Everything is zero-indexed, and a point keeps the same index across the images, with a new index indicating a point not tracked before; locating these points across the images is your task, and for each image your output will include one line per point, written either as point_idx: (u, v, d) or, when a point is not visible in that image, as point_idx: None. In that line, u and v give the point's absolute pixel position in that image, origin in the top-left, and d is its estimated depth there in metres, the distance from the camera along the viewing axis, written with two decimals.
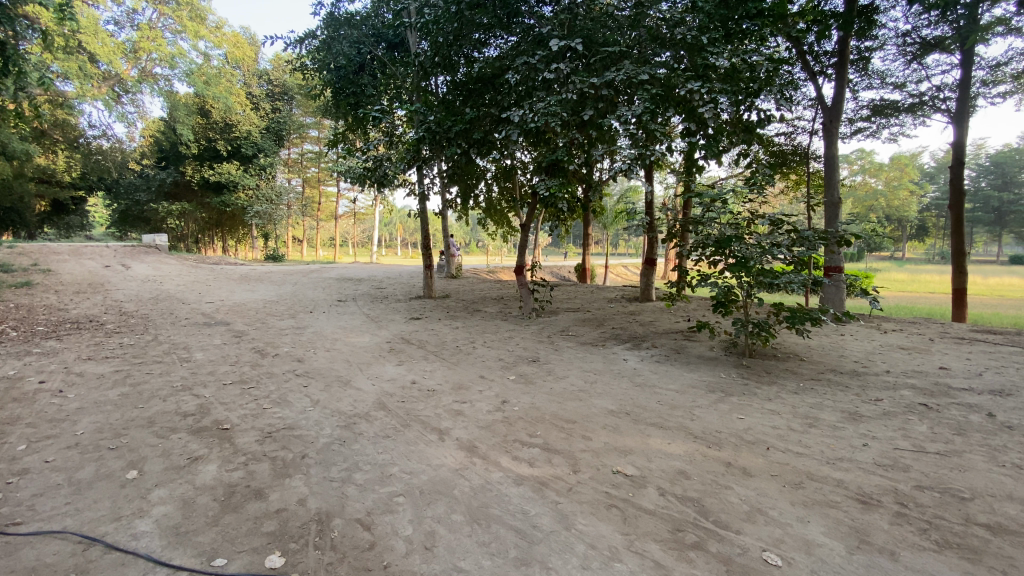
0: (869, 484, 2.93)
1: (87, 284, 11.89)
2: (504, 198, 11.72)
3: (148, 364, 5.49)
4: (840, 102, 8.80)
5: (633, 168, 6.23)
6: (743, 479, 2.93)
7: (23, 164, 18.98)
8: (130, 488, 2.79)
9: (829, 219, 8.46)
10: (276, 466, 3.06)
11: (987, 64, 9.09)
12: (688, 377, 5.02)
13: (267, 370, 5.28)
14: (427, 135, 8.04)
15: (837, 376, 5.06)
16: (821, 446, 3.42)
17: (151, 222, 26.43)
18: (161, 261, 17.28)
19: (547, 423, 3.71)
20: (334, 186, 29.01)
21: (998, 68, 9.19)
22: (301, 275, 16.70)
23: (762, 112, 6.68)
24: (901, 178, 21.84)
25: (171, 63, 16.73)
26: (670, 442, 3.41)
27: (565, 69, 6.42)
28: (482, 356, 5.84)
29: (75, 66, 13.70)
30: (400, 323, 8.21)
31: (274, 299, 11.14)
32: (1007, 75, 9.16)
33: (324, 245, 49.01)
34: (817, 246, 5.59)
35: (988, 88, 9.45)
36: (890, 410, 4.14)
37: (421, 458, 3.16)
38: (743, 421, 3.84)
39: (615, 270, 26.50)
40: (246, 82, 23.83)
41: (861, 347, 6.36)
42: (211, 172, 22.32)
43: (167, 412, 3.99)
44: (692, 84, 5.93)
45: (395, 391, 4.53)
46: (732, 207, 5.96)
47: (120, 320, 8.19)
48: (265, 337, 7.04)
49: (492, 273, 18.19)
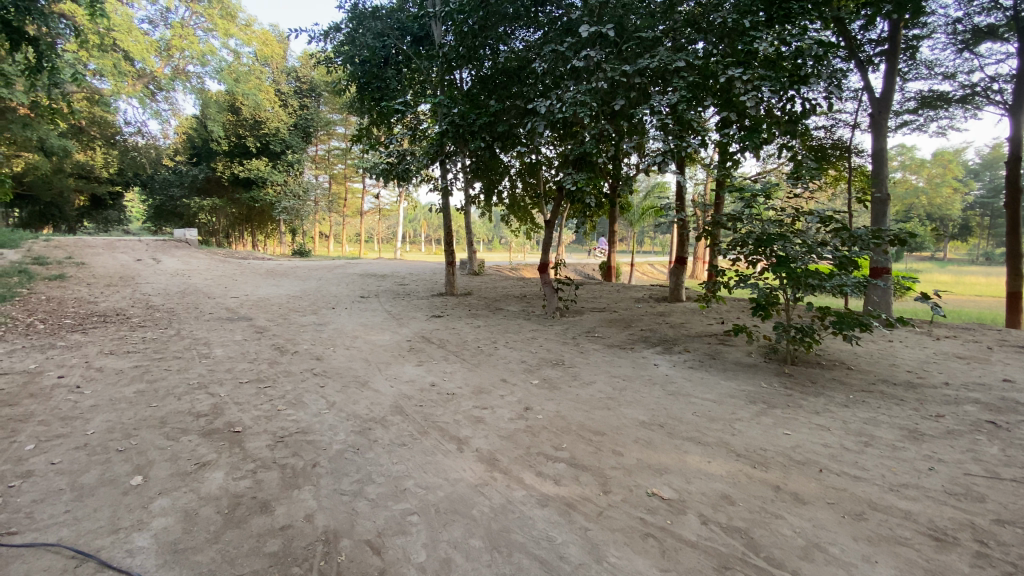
0: (941, 516, 2.57)
1: (118, 278, 12.08)
2: (528, 193, 11.44)
3: (167, 359, 5.42)
4: (889, 93, 8.22)
5: (667, 161, 5.89)
6: (796, 506, 2.62)
7: (63, 160, 19.57)
8: (132, 496, 2.64)
9: (875, 218, 7.98)
10: (286, 475, 2.89)
11: None
12: (724, 385, 4.68)
13: (285, 368, 5.15)
14: (451, 129, 7.80)
15: (890, 388, 4.64)
16: (880, 469, 3.07)
17: (184, 216, 27.05)
18: (191, 255, 17.59)
19: (573, 435, 3.45)
20: (359, 182, 29.15)
21: None
22: (325, 270, 16.72)
23: (807, 101, 6.22)
24: (944, 176, 20.39)
25: (202, 61, 16.97)
26: (709, 460, 3.12)
27: (596, 57, 6.07)
28: (505, 358, 5.60)
29: (111, 63, 13.98)
30: (421, 321, 8.03)
31: (297, 294, 11.14)
32: None
33: (349, 241, 49.63)
34: (869, 247, 5.17)
35: None
36: (955, 429, 3.73)
37: (437, 470, 2.93)
38: (791, 438, 3.50)
39: (641, 269, 26.04)
40: (275, 79, 24.15)
41: (913, 355, 5.89)
42: (241, 168, 22.65)
43: (180, 412, 3.86)
44: (733, 71, 5.52)
45: (413, 394, 4.33)
46: (774, 203, 5.56)
47: (146, 314, 8.22)
48: (285, 333, 6.95)
49: (515, 270, 17.91)
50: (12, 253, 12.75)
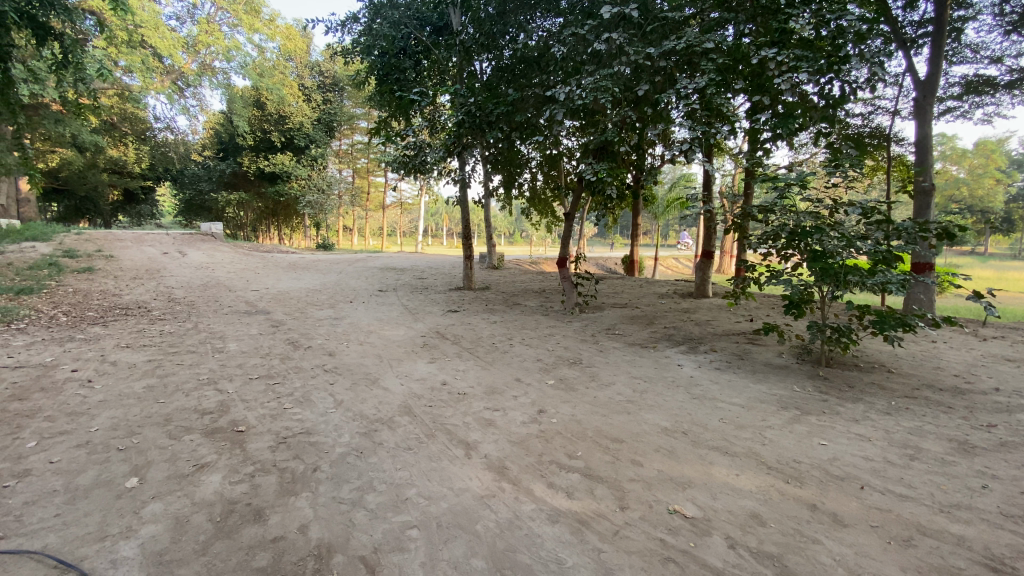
0: (1003, 542, 2.27)
1: (145, 271, 12.32)
2: (548, 186, 11.18)
3: (181, 353, 5.39)
4: (935, 76, 7.67)
5: (693, 149, 5.58)
6: (834, 529, 2.36)
7: (96, 156, 20.11)
8: (125, 501, 2.54)
9: (918, 209, 7.52)
10: (284, 480, 2.75)
11: None
12: (753, 389, 4.39)
13: (296, 364, 5.05)
14: (467, 119, 7.60)
15: (936, 395, 4.28)
16: (930, 487, 2.77)
17: (212, 210, 27.61)
18: (216, 248, 17.87)
19: (589, 442, 3.23)
20: (381, 175, 29.21)
21: None
22: (346, 264, 16.76)
23: (847, 84, 5.80)
24: (987, 167, 18.72)
25: (228, 56, 17.00)
26: (736, 473, 2.87)
27: (618, 39, 5.77)
28: (520, 356, 5.40)
29: (140, 60, 14.23)
30: (437, 316, 7.89)
31: (316, 288, 11.14)
32: None
33: (372, 235, 50.06)
34: (916, 242, 4.80)
35: None
36: (1012, 440, 3.37)
37: (442, 478, 2.75)
38: (827, 450, 3.21)
39: (665, 264, 25.45)
40: (299, 74, 24.32)
41: (959, 358, 5.46)
42: (267, 163, 22.92)
43: (186, 409, 3.79)
44: (766, 52, 5.16)
45: (424, 393, 4.17)
46: (809, 192, 5.21)
47: (166, 307, 8.29)
48: (301, 328, 6.89)
49: (535, 265, 17.65)
50: (45, 246, 13.11)
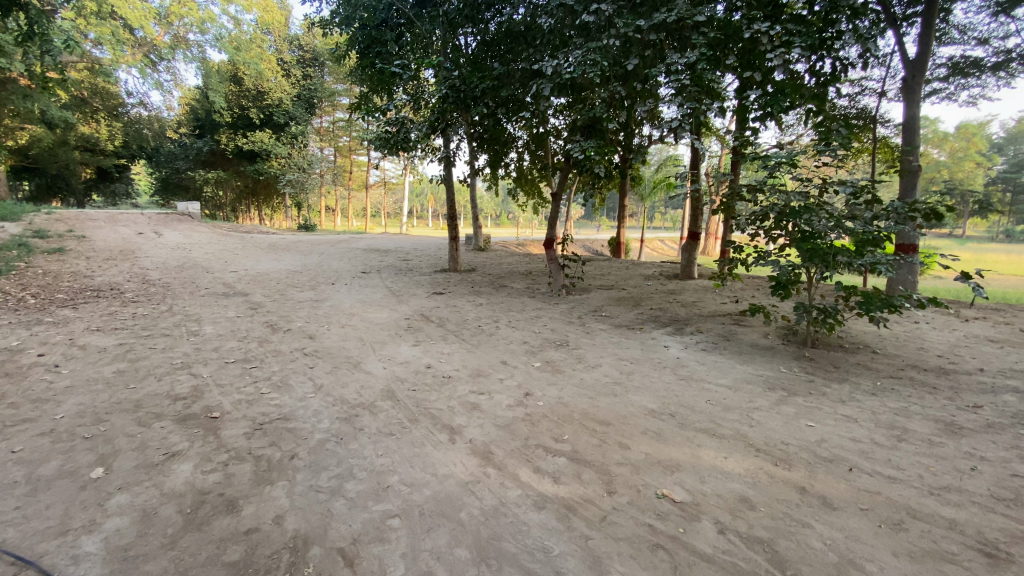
0: (990, 525, 2.27)
1: (119, 252, 11.90)
2: (535, 166, 10.99)
3: (155, 337, 5.19)
4: (925, 56, 7.61)
5: (683, 126, 5.45)
6: (823, 513, 2.33)
7: (66, 133, 19.30)
8: (90, 493, 2.41)
9: (903, 189, 7.56)
10: (259, 469, 2.64)
11: None
12: (740, 370, 4.37)
13: (275, 347, 4.89)
14: (451, 94, 7.36)
15: (920, 375, 4.30)
16: (918, 469, 2.76)
17: (189, 189, 26.79)
18: (193, 229, 17.33)
19: (576, 425, 3.16)
20: (364, 154, 28.55)
21: None
22: (329, 245, 16.42)
23: (838, 62, 5.70)
24: (967, 150, 18.87)
25: (202, 28, 16.18)
26: (725, 456, 2.83)
27: (607, 10, 5.55)
28: (506, 338, 5.30)
29: (109, 32, 13.64)
30: (422, 298, 7.74)
31: (297, 269, 10.88)
32: None
33: (355, 215, 49.21)
34: (904, 223, 4.76)
35: None
36: (996, 421, 3.39)
37: (425, 465, 2.66)
38: (815, 432, 3.19)
39: (651, 246, 25.47)
40: (277, 48, 23.46)
41: (942, 339, 5.51)
42: (245, 141, 22.22)
43: (157, 395, 3.63)
44: (759, 25, 5.00)
45: (407, 377, 4.06)
46: (799, 171, 5.15)
47: (140, 289, 8.00)
48: (280, 310, 6.70)
49: (522, 246, 17.49)
50: (12, 227, 12.59)
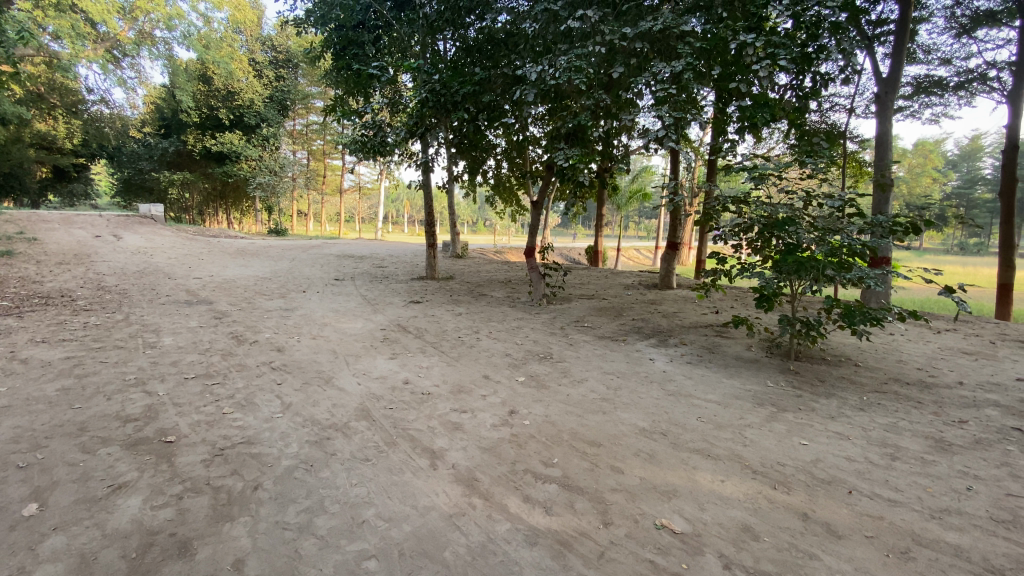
0: (997, 551, 2.19)
1: (73, 255, 11.22)
2: (514, 174, 10.87)
3: (106, 350, 4.79)
4: (897, 74, 7.80)
5: (669, 136, 5.38)
6: (829, 542, 2.21)
7: (19, 129, 18.27)
8: (18, 535, 2.11)
9: (877, 203, 7.73)
10: (218, 503, 2.37)
11: None
12: (727, 384, 4.28)
13: (239, 361, 4.57)
14: (430, 98, 7.16)
15: (904, 389, 4.29)
16: (916, 490, 2.68)
17: (153, 191, 25.75)
18: (156, 232, 16.58)
19: (565, 446, 2.99)
20: (338, 158, 28.00)
21: None
22: (300, 251, 15.93)
23: (819, 76, 5.74)
24: (925, 165, 19.76)
25: (169, 25, 15.50)
26: (722, 479, 2.70)
27: (593, 17, 5.46)
28: (488, 351, 5.10)
29: (67, 25, 12.88)
30: (398, 307, 7.46)
31: (267, 276, 10.43)
32: None
33: (328, 220, 48.30)
34: (888, 237, 4.75)
35: None
36: (984, 437, 3.36)
37: (404, 495, 2.44)
38: (809, 450, 3.09)
39: (627, 255, 25.70)
40: (249, 48, 22.83)
41: (919, 351, 5.57)
42: (213, 142, 21.46)
43: (105, 416, 3.30)
44: (745, 36, 4.96)
45: (383, 394, 3.82)
46: (784, 183, 5.12)
47: (94, 296, 7.49)
48: (247, 320, 6.34)
49: (499, 254, 17.35)
50: None
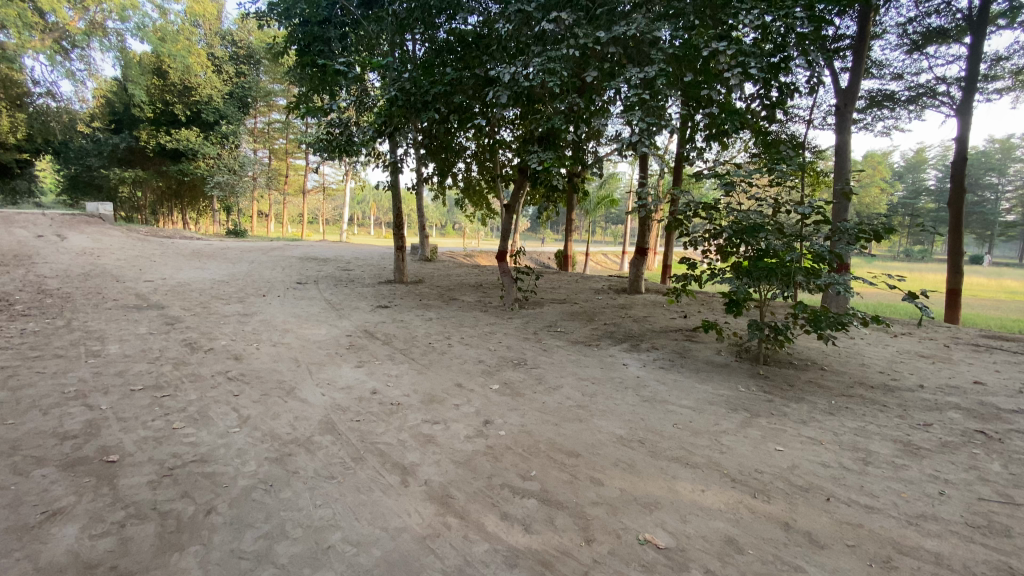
0: (975, 557, 2.20)
1: (10, 256, 10.42)
2: (484, 177, 10.76)
3: (43, 359, 4.39)
4: (856, 85, 8.10)
5: (642, 142, 5.36)
6: (813, 552, 2.18)
7: None
8: None
9: (836, 212, 7.99)
10: (166, 530, 2.15)
11: (989, 56, 8.69)
12: (700, 389, 4.28)
13: (193, 370, 4.27)
14: (400, 97, 6.97)
15: (869, 393, 4.38)
16: (890, 496, 2.70)
17: (102, 188, 24.37)
18: (105, 232, 15.64)
19: (542, 458, 2.88)
20: (302, 158, 27.23)
21: (998, 62, 8.85)
22: (261, 253, 15.33)
23: (784, 84, 5.87)
24: (875, 175, 20.68)
25: (123, 16, 14.57)
26: (703, 489, 2.65)
27: (567, 19, 5.43)
28: (459, 357, 4.95)
29: (16, 15, 12.14)
30: (365, 312, 7.21)
31: (225, 279, 9.93)
32: (1005, 70, 8.84)
33: (291, 221, 47.02)
34: (854, 243, 4.84)
35: (985, 83, 9.08)
36: (949, 441, 3.45)
37: (375, 516, 2.28)
38: (785, 457, 3.09)
39: (595, 259, 26.02)
40: (208, 42, 21.96)
41: (879, 354, 5.75)
42: (169, 138, 20.47)
43: (40, 432, 2.98)
44: (717, 43, 4.99)
45: (349, 405, 3.62)
46: (753, 190, 5.17)
47: (32, 300, 6.93)
48: (202, 326, 5.97)
49: (469, 257, 17.18)
50: None
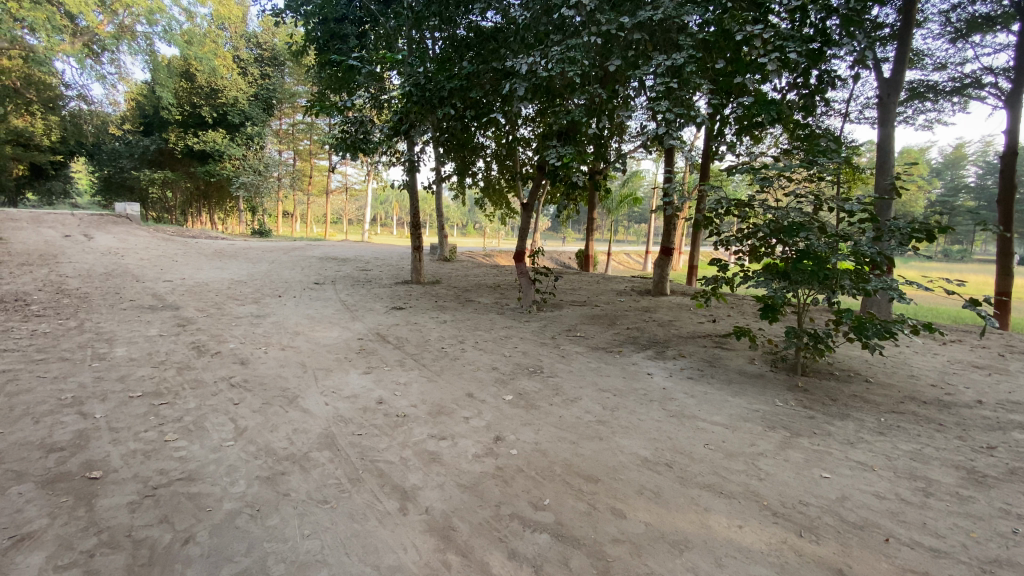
0: None
1: (38, 255, 10.61)
2: (504, 176, 10.51)
3: (47, 362, 4.29)
4: (900, 75, 7.54)
5: (668, 134, 4.99)
6: None
7: None
8: None
9: (879, 210, 7.47)
10: (136, 563, 1.94)
11: None
12: (732, 403, 3.94)
13: (196, 376, 4.11)
14: (414, 92, 6.79)
15: (921, 409, 3.97)
16: (959, 536, 2.34)
17: (133, 189, 24.98)
18: (131, 231, 15.93)
19: (558, 482, 2.60)
20: (325, 159, 27.41)
21: None
22: (282, 253, 15.38)
23: (823, 71, 5.43)
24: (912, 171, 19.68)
25: (151, 20, 14.78)
26: (740, 524, 2.32)
27: (589, 4, 5.10)
28: (472, 364, 4.70)
29: (44, 17, 12.37)
30: (379, 313, 7.04)
31: (242, 279, 9.89)
32: None
33: (315, 221, 47.67)
34: (907, 244, 4.37)
35: None
36: (1019, 468, 3.04)
37: (366, 551, 2.03)
38: (833, 485, 2.74)
39: (618, 260, 25.57)
40: (233, 45, 22.20)
41: (928, 364, 5.28)
42: (196, 140, 20.83)
43: (26, 443, 2.83)
44: (753, 27, 4.59)
45: (353, 417, 3.40)
46: (792, 186, 4.75)
47: (51, 300, 6.95)
48: (213, 328, 5.86)
49: (488, 257, 16.94)
50: None
